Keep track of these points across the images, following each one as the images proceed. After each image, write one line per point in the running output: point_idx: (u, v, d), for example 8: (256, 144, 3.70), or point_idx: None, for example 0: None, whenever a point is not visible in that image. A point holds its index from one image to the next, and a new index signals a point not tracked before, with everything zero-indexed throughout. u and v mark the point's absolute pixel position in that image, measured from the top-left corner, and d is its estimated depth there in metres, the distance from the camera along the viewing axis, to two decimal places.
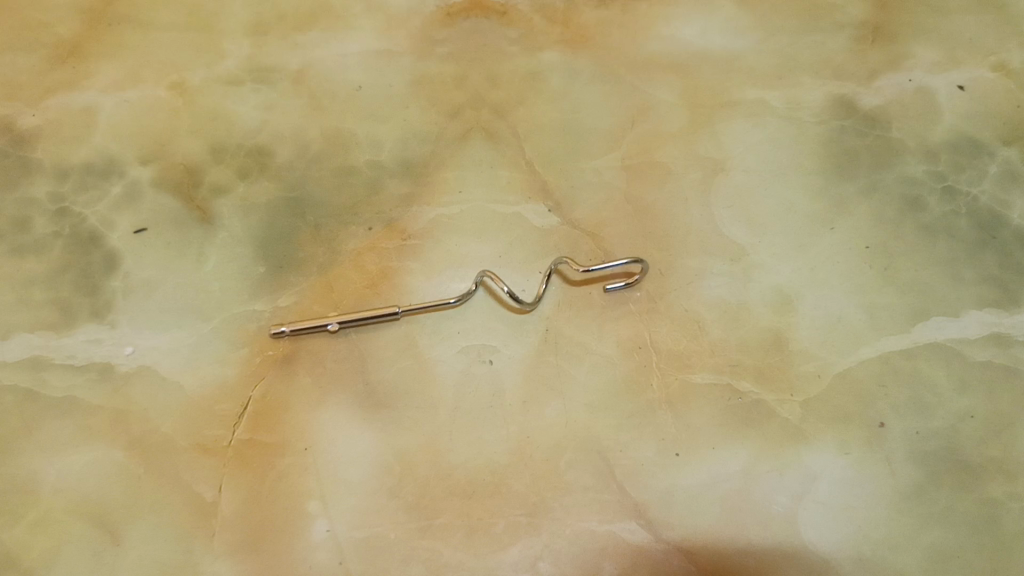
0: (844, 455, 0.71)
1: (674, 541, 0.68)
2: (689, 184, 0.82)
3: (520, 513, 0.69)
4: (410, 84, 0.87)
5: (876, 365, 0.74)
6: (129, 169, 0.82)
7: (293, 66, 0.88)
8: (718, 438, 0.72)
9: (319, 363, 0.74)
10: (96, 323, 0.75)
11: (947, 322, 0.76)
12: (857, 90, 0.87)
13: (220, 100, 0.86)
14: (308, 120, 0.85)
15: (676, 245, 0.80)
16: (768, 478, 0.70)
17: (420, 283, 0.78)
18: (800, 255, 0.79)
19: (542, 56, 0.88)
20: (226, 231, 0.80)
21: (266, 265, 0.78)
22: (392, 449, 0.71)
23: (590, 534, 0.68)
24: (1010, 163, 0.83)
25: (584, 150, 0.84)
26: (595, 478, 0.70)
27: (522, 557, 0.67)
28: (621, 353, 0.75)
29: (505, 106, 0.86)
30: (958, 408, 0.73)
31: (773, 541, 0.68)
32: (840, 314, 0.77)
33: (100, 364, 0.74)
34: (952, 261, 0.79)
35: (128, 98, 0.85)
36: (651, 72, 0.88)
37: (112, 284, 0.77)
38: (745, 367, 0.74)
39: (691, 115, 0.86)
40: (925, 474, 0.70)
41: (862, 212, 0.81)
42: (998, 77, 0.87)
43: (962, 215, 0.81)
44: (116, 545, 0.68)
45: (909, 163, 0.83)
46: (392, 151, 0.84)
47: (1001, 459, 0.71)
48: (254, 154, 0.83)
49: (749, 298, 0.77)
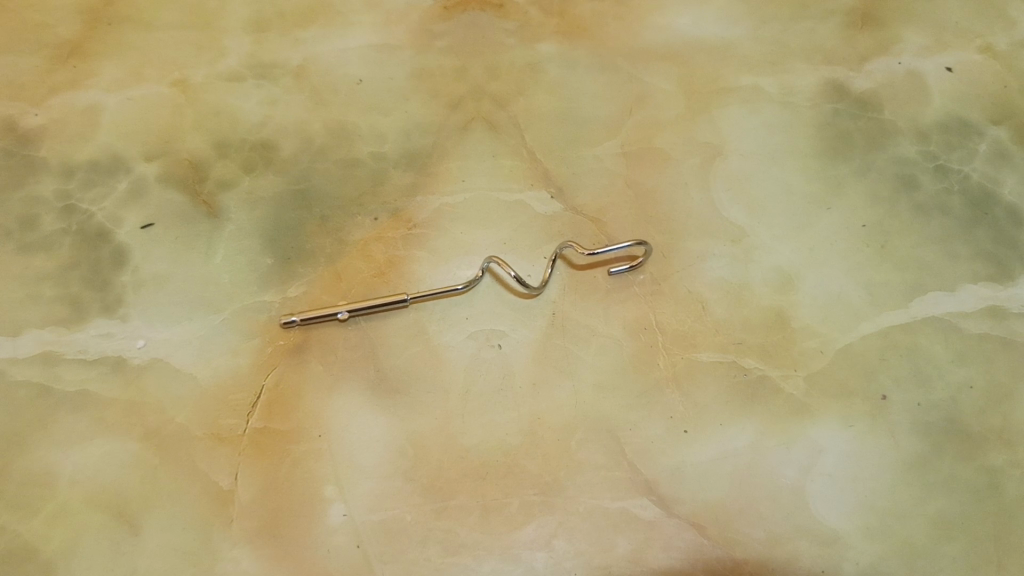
0: (848, 428, 0.72)
1: (685, 516, 0.69)
2: (689, 168, 0.84)
3: (534, 493, 0.70)
4: (410, 77, 0.88)
5: (876, 339, 0.76)
6: (135, 166, 0.83)
7: (294, 61, 0.89)
8: (725, 414, 0.73)
9: (330, 351, 0.75)
10: (106, 317, 0.76)
11: (944, 297, 0.78)
12: (848, 74, 0.89)
13: (224, 97, 0.87)
14: (311, 114, 0.86)
15: (677, 228, 0.81)
16: (775, 452, 0.72)
17: (427, 271, 0.79)
18: (799, 235, 0.81)
19: (539, 47, 0.90)
20: (234, 224, 0.80)
21: (274, 257, 0.79)
22: (406, 434, 0.72)
23: (603, 511, 0.69)
24: (999, 142, 0.85)
25: (584, 138, 0.85)
26: (606, 457, 0.71)
27: (537, 535, 0.68)
28: (628, 335, 0.77)
29: (505, 97, 0.87)
30: (958, 379, 0.74)
31: (782, 512, 0.70)
32: (840, 291, 0.78)
33: (112, 357, 0.74)
34: (947, 237, 0.81)
35: (132, 96, 0.86)
36: (646, 61, 0.89)
37: (123, 279, 0.78)
38: (749, 345, 0.76)
39: (688, 102, 0.87)
40: (928, 444, 0.72)
41: (858, 192, 0.83)
42: (985, 60, 0.89)
43: (954, 192, 0.83)
44: (134, 535, 0.68)
45: (901, 144, 0.85)
46: (395, 143, 0.85)
47: (1001, 428, 0.73)
48: (258, 148, 0.84)
49: (750, 278, 0.79)
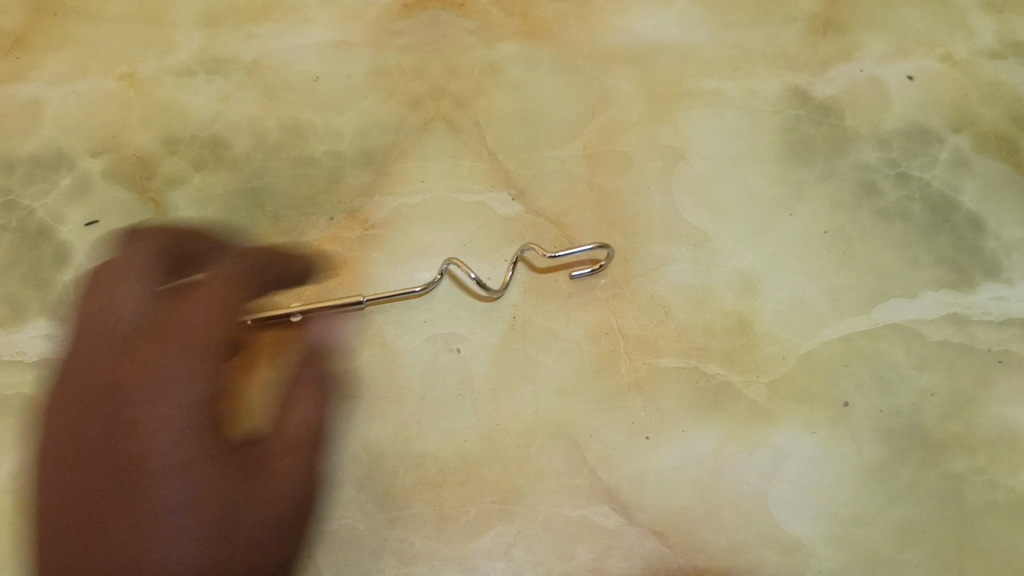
0: (811, 434, 0.71)
1: (646, 524, 0.68)
2: (650, 172, 0.83)
3: (491, 500, 0.69)
4: (367, 75, 0.86)
5: (838, 345, 0.75)
6: (79, 162, 0.81)
7: (247, 57, 0.86)
8: (688, 420, 0.72)
9: (282, 354, 0.73)
10: (47, 317, 0.74)
11: (906, 303, 0.77)
12: (811, 80, 0.88)
13: (173, 92, 0.85)
14: (264, 110, 0.84)
15: (639, 232, 0.80)
16: (738, 458, 0.70)
17: (384, 273, 0.78)
18: (762, 240, 0.80)
19: (500, 48, 0.88)
20: (182, 223, 0.79)
21: (225, 258, 0.77)
22: (360, 441, 0.71)
23: (563, 519, 0.68)
24: (960, 149, 0.85)
25: (545, 140, 0.84)
26: (566, 463, 0.70)
27: (495, 544, 0.68)
28: (589, 339, 0.75)
29: (465, 96, 0.86)
30: (918, 386, 0.73)
31: (743, 521, 0.69)
32: (803, 296, 0.77)
33: (53, 359, 0.72)
34: (909, 243, 0.80)
35: (77, 89, 0.84)
36: (609, 63, 0.88)
37: (64, 278, 0.76)
38: (712, 350, 0.75)
39: (651, 104, 0.86)
40: (890, 451, 0.71)
41: (820, 198, 0.82)
42: (946, 68, 0.88)
43: (915, 200, 0.83)
44: None
45: (863, 150, 0.85)
46: (352, 141, 0.83)
47: (962, 434, 0.72)
48: (210, 145, 0.82)
49: (712, 282, 0.78)
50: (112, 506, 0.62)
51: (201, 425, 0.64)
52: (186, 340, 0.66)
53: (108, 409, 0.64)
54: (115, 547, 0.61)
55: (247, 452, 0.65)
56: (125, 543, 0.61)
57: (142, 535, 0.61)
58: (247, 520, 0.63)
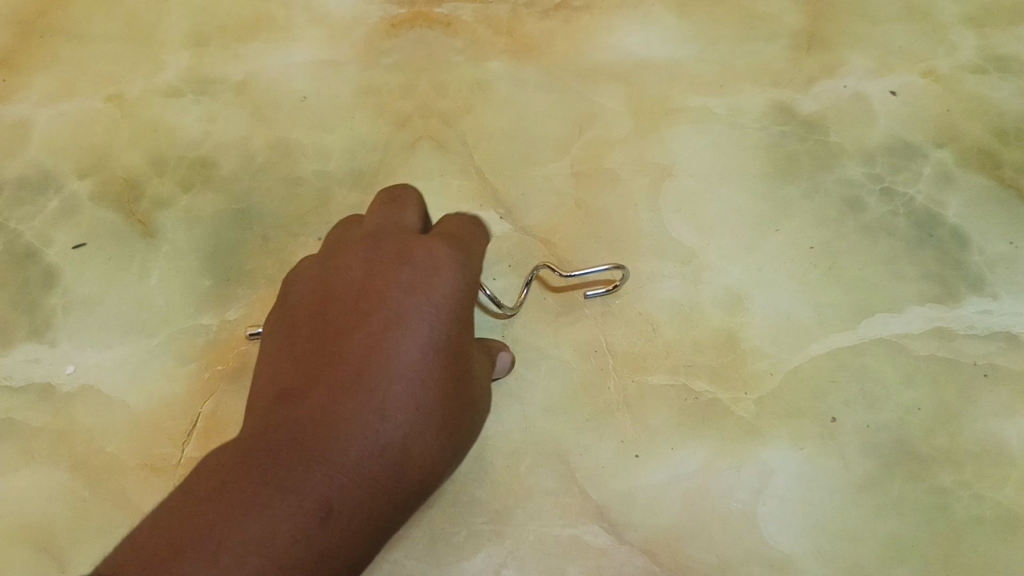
0: (799, 450, 0.72)
1: (636, 543, 0.68)
2: (637, 189, 0.83)
3: (482, 521, 0.68)
4: (355, 95, 0.87)
5: (825, 361, 0.75)
6: (66, 183, 0.81)
7: (235, 77, 0.87)
8: (676, 438, 0.72)
9: None
10: (34, 341, 0.73)
11: (892, 318, 0.78)
12: (795, 96, 0.89)
13: (161, 112, 0.85)
14: (252, 129, 0.84)
15: (627, 249, 0.80)
16: (726, 474, 0.71)
17: None
18: (748, 256, 0.81)
19: (487, 66, 0.90)
20: (170, 243, 0.78)
21: (212, 279, 0.76)
22: None
23: (553, 539, 0.68)
24: (943, 164, 0.86)
25: (533, 157, 0.85)
26: (556, 482, 0.70)
27: (486, 564, 0.67)
28: (578, 358, 0.75)
29: (453, 114, 0.86)
30: (904, 400, 0.74)
31: (733, 538, 0.68)
32: (789, 312, 0.78)
33: (40, 384, 0.71)
34: (894, 259, 0.81)
35: (64, 110, 0.85)
36: (596, 81, 0.89)
37: (51, 301, 0.75)
38: (700, 367, 0.75)
39: (637, 122, 0.87)
40: (878, 466, 0.71)
41: (806, 214, 0.83)
42: (928, 83, 0.90)
43: (900, 214, 0.83)
44: (59, 571, 0.64)
45: (847, 165, 0.86)
46: (340, 160, 0.83)
47: (949, 449, 0.72)
48: (197, 165, 0.82)
49: (700, 299, 0.78)
50: (329, 375, 0.57)
51: (463, 345, 0.61)
52: (465, 262, 0.64)
53: (347, 303, 0.61)
54: (313, 412, 0.55)
55: (471, 377, 0.63)
56: (333, 415, 0.55)
57: (280, 493, 0.51)
58: (432, 451, 0.59)
